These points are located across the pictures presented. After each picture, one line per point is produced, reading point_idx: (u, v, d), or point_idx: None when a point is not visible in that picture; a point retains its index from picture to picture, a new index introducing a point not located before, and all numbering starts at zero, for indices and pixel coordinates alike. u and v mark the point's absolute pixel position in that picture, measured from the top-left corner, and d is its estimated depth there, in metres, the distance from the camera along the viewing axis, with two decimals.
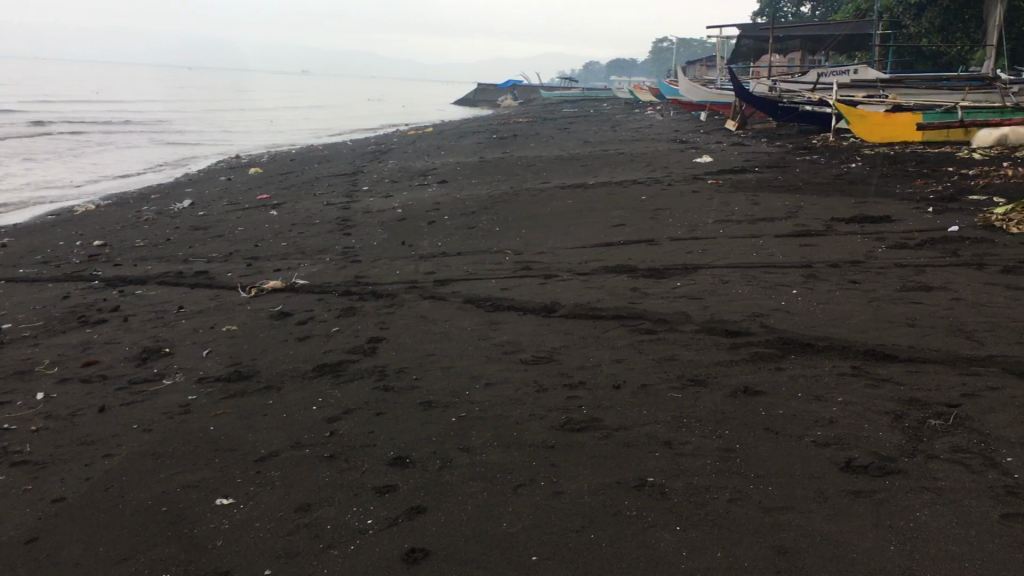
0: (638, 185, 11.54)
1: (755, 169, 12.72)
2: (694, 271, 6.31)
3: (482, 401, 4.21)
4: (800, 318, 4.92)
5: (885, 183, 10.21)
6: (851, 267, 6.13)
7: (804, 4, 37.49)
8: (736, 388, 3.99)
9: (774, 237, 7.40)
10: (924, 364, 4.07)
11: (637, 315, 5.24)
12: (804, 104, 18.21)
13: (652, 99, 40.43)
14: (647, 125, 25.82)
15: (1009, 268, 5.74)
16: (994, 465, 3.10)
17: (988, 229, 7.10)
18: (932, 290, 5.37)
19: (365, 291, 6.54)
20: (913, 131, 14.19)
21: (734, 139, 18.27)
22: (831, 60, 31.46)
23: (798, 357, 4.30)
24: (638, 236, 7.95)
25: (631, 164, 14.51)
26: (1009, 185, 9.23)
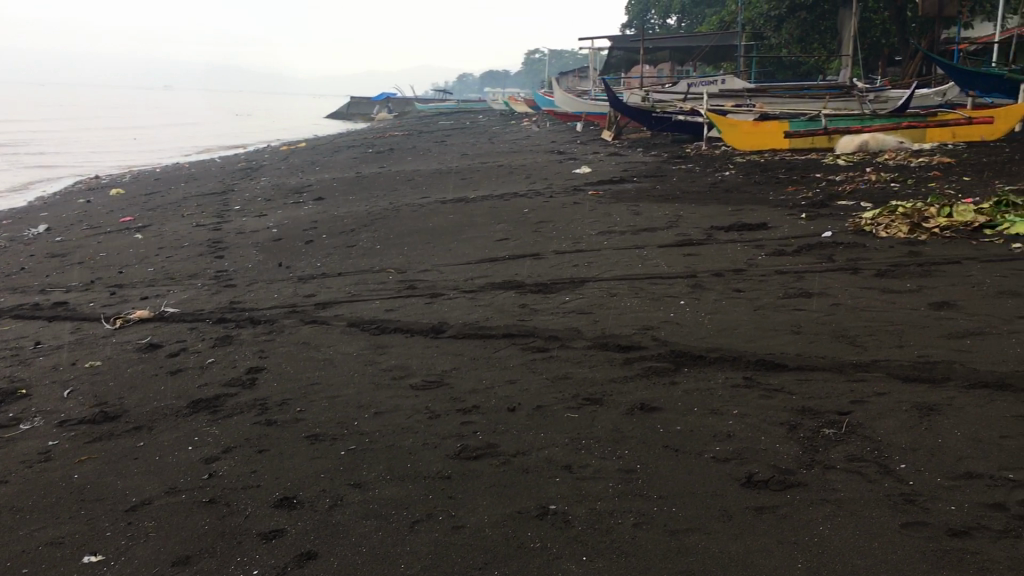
0: (518, 198, 11.52)
1: (632, 179, 12.89)
2: (582, 285, 6.27)
3: (372, 432, 4.01)
4: (689, 330, 4.91)
5: (758, 191, 10.48)
6: (733, 276, 6.20)
7: (670, 16, 38.53)
8: (632, 406, 3.92)
9: (657, 247, 7.46)
10: (813, 372, 4.09)
11: (528, 333, 5.14)
12: (676, 114, 18.64)
13: (527, 110, 40.77)
14: (522, 137, 25.97)
15: (882, 272, 5.92)
16: (890, 472, 3.09)
17: (859, 234, 7.34)
18: (813, 296, 5.46)
19: (242, 317, 6.24)
20: (780, 139, 14.80)
21: (610, 149, 18.56)
22: (698, 71, 32.42)
23: (691, 370, 4.27)
24: (522, 251, 7.89)
25: (510, 176, 14.52)
26: (873, 189, 9.61)
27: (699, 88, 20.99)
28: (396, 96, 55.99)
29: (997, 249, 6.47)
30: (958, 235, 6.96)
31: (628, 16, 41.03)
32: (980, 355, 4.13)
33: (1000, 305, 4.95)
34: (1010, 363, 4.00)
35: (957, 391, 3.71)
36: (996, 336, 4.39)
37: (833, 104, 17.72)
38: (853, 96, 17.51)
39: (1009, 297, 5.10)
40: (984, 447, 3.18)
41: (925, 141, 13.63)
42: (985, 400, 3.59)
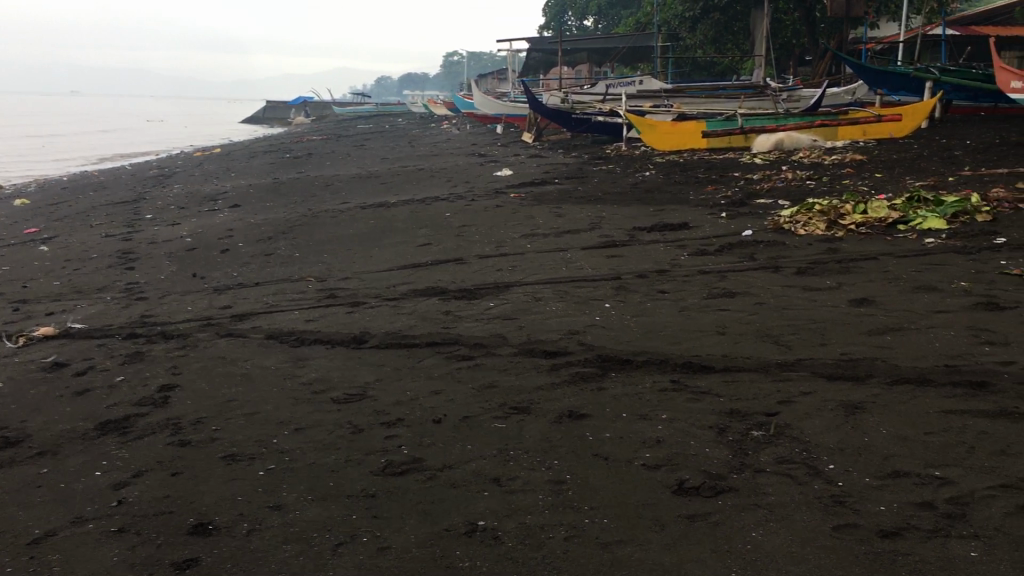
0: (440, 202, 11.39)
1: (554, 181, 12.88)
2: (506, 290, 6.18)
3: (292, 450, 3.85)
4: (615, 334, 4.87)
5: (679, 191, 10.55)
6: (658, 277, 6.20)
7: (587, 17, 38.77)
8: (560, 414, 3.85)
9: (581, 250, 7.42)
10: (740, 373, 4.08)
11: (452, 341, 5.03)
12: (595, 115, 18.75)
13: (447, 113, 40.61)
14: (443, 139, 25.81)
15: (803, 270, 5.99)
16: (819, 473, 3.06)
17: (778, 232, 7.42)
18: (737, 296, 5.48)
19: (154, 332, 5.99)
20: (698, 138, 14.96)
21: (531, 151, 18.58)
22: (616, 72, 32.74)
23: (618, 375, 4.22)
24: (445, 256, 7.77)
25: (431, 180, 14.37)
26: (790, 187, 9.78)
27: (617, 89, 21.13)
28: (313, 100, 55.19)
29: (911, 244, 6.61)
30: (874, 231, 7.09)
31: (546, 17, 41.17)
32: (901, 351, 4.17)
33: (916, 300, 5.03)
34: (929, 358, 4.04)
35: (880, 388, 3.73)
36: (914, 331, 4.44)
37: (748, 103, 18.05)
38: (767, 95, 17.84)
39: (925, 292, 5.19)
40: (910, 444, 3.19)
41: (838, 138, 13.97)
42: (908, 396, 3.61)
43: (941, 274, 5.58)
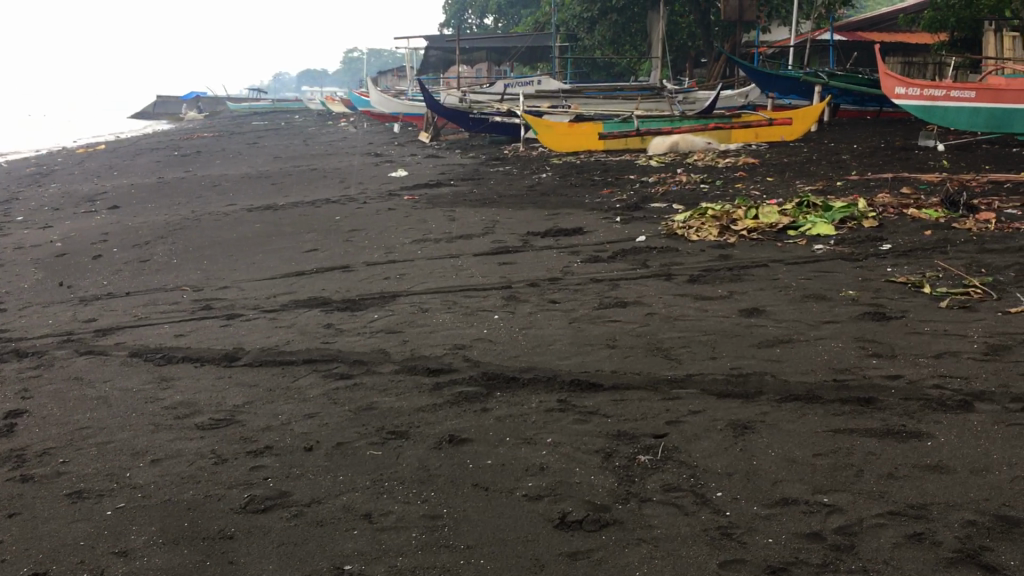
0: (330, 204, 11.03)
1: (449, 182, 12.66)
2: (392, 300, 5.93)
3: (146, 484, 3.52)
4: (502, 348, 4.68)
5: (574, 194, 10.45)
6: (549, 286, 6.04)
7: (487, 16, 38.61)
8: (440, 439, 3.62)
9: (472, 256, 7.21)
10: (628, 391, 3.92)
11: (331, 357, 4.75)
12: (494, 115, 18.60)
13: (344, 110, 39.88)
14: (340, 138, 25.29)
15: (695, 278, 5.92)
16: (707, 503, 2.91)
17: (672, 238, 7.35)
18: (628, 306, 5.36)
19: (7, 349, 5.51)
20: (595, 139, 14.94)
21: (429, 151, 18.33)
22: (515, 71, 32.68)
23: (504, 395, 4.01)
24: (331, 263, 7.46)
25: (323, 181, 13.97)
26: (684, 191, 9.79)
27: (516, 89, 21.02)
28: (206, 95, 53.59)
29: (801, 250, 6.62)
30: (765, 237, 7.10)
31: (446, 15, 40.85)
32: (791, 364, 4.08)
33: (806, 310, 4.99)
34: (818, 372, 3.96)
35: (770, 405, 3.62)
36: (804, 344, 4.37)
37: (645, 105, 18.19)
38: (663, 98, 17.98)
39: (814, 301, 5.16)
40: (798, 467, 3.07)
41: (731, 141, 14.17)
42: (796, 414, 3.51)
43: (829, 282, 5.57)
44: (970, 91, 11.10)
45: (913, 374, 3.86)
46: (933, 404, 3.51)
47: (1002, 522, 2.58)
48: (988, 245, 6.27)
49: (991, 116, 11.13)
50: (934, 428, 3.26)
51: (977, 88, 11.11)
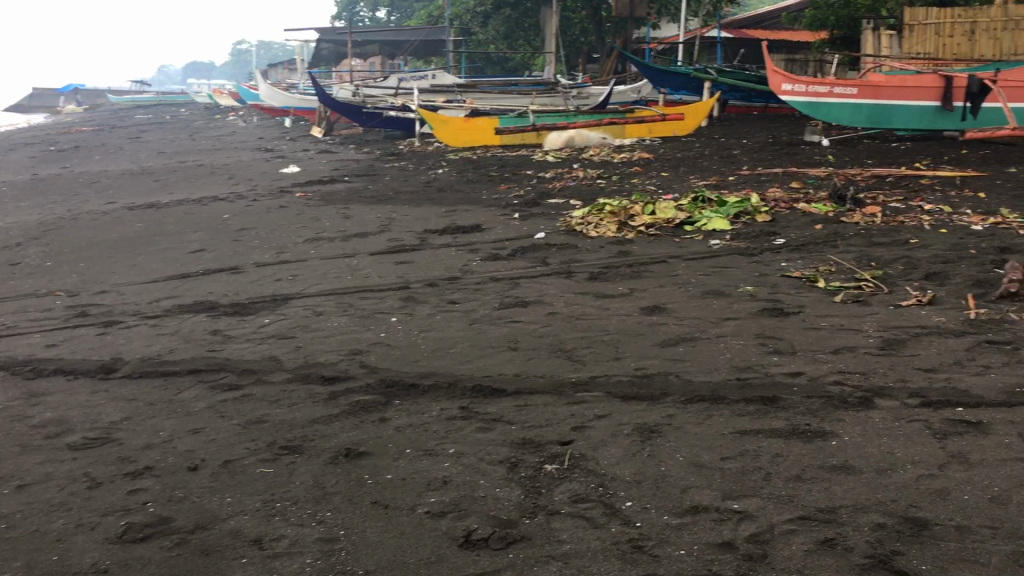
0: (218, 202, 10.61)
1: (343, 179, 12.35)
2: (284, 304, 5.67)
3: (10, 514, 3.21)
4: (401, 353, 4.50)
5: (472, 190, 10.32)
6: (447, 286, 5.88)
7: (379, 9, 38.11)
8: (337, 452, 3.43)
9: (368, 256, 7.00)
10: (532, 396, 3.81)
11: (218, 367, 4.49)
12: (388, 109, 18.30)
13: (234, 104, 38.76)
14: (228, 132, 24.53)
15: (595, 275, 5.86)
16: (616, 513, 2.81)
17: (570, 234, 7.29)
18: (528, 305, 5.24)
19: None
20: (491, 135, 14.85)
21: (322, 146, 17.92)
22: (409, 65, 32.33)
23: (403, 404, 3.83)
24: (219, 264, 7.13)
25: (210, 177, 13.45)
26: (581, 186, 9.77)
27: (410, 82, 20.76)
28: (86, 87, 51.40)
29: (698, 245, 6.64)
30: (662, 233, 7.10)
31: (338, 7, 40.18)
32: (694, 364, 4.04)
33: (706, 307, 4.97)
34: (722, 371, 3.93)
35: (674, 408, 3.56)
36: (706, 342, 4.34)
37: (540, 100, 18.21)
38: (558, 93, 18.03)
39: (714, 297, 5.14)
40: (706, 473, 3.00)
41: (625, 136, 14.27)
42: (702, 416, 3.46)
43: (727, 278, 5.58)
44: (853, 87, 11.42)
45: (813, 370, 3.85)
46: (834, 401, 3.49)
47: (910, 525, 2.56)
48: (877, 238, 6.40)
49: (871, 111, 11.52)
50: (838, 427, 3.24)
51: (859, 84, 11.42)
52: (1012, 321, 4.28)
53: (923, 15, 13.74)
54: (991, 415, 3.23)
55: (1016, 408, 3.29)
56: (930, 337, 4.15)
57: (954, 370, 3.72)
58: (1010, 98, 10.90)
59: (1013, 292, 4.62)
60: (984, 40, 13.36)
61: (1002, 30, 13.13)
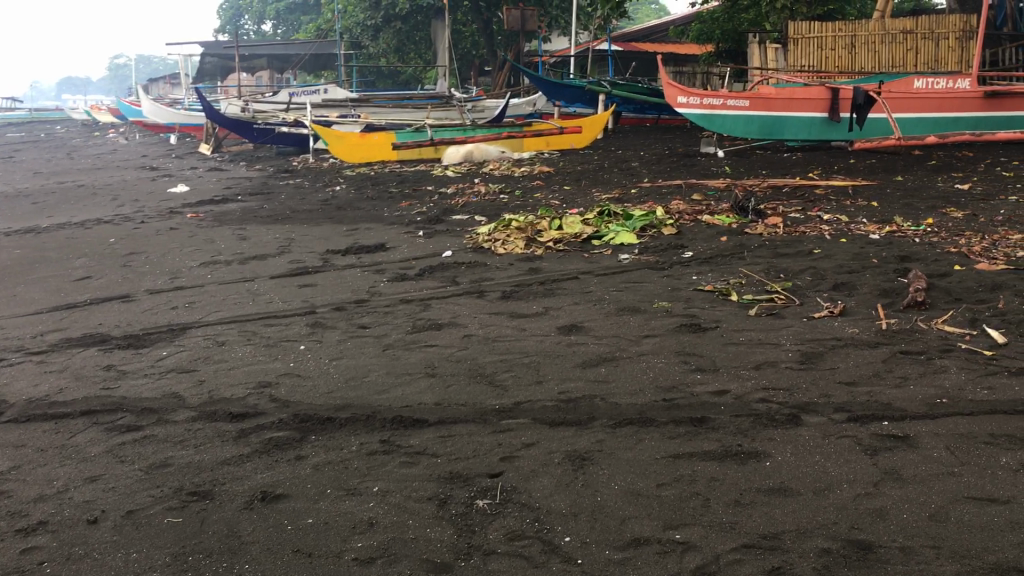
0: (101, 225, 10.08)
1: (235, 198, 11.93)
2: (182, 334, 5.38)
3: None
4: (312, 384, 4.29)
5: (372, 207, 10.10)
6: (356, 309, 5.68)
7: (265, 21, 37.41)
8: (251, 497, 3.21)
9: (268, 279, 6.73)
10: (455, 426, 3.66)
11: (113, 407, 4.17)
12: (280, 125, 17.86)
13: (113, 120, 37.32)
14: (109, 150, 23.52)
15: (507, 294, 5.77)
16: (555, 550, 2.70)
17: (478, 252, 7.17)
18: (442, 328, 5.10)
19: None
20: (388, 150, 14.62)
21: (212, 164, 17.36)
22: (298, 78, 31.78)
23: (319, 440, 3.63)
24: (107, 293, 6.74)
25: (93, 199, 12.81)
26: (484, 202, 9.67)
27: (300, 97, 20.31)
28: None
29: (607, 260, 6.61)
30: (571, 248, 7.05)
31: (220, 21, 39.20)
32: (618, 385, 3.96)
33: (623, 324, 4.91)
34: (647, 392, 3.86)
35: (604, 432, 3.47)
36: (627, 361, 4.28)
37: (435, 114, 18.08)
38: (453, 107, 17.94)
39: (630, 314, 5.10)
40: (643, 501, 2.92)
41: (524, 150, 14.26)
42: (633, 440, 3.38)
43: (640, 293, 5.56)
44: (744, 99, 11.66)
45: (738, 388, 3.81)
46: (763, 419, 3.46)
47: (856, 548, 2.53)
48: (781, 249, 6.50)
49: (762, 122, 11.76)
50: (770, 446, 3.20)
51: (750, 96, 11.68)
52: (922, 330, 4.37)
53: (807, 28, 13.96)
54: (917, 428, 3.25)
55: (940, 419, 3.32)
56: (847, 349, 4.19)
57: (874, 383, 3.75)
58: (894, 108, 11.28)
59: (920, 301, 4.72)
60: (863, 53, 13.92)
61: (880, 43, 13.77)
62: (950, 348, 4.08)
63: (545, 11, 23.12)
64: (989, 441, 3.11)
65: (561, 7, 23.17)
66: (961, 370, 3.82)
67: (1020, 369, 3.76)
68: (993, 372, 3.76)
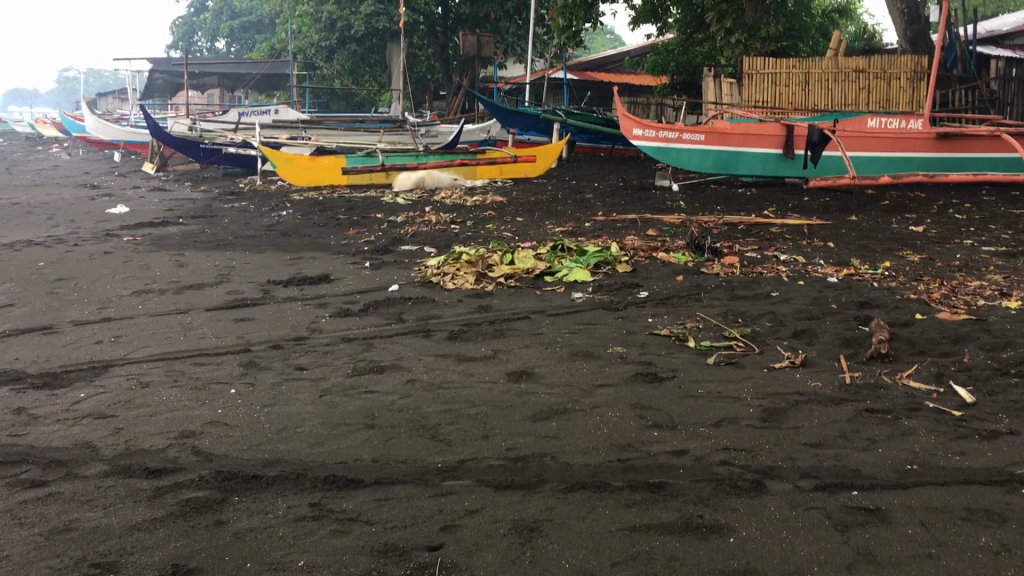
0: (31, 248, 9.61)
1: (177, 220, 11.53)
2: (103, 373, 5.01)
3: None
4: (239, 434, 3.95)
5: (318, 234, 9.79)
6: (294, 347, 5.36)
7: (218, 38, 36.99)
8: (160, 571, 2.87)
9: (203, 311, 6.38)
10: (393, 487, 3.36)
11: (16, 459, 3.79)
12: (228, 145, 17.42)
13: (57, 133, 36.48)
14: (49, 166, 22.82)
15: (455, 334, 5.50)
16: None
17: (426, 286, 6.89)
18: (385, 371, 4.81)
19: None
20: (338, 174, 14.29)
21: (155, 183, 16.84)
22: (249, 97, 31.32)
23: (242, 501, 3.30)
24: (29, 323, 6.32)
25: (26, 218, 12.30)
26: (435, 232, 9.41)
27: (250, 117, 19.90)
28: None
29: (560, 299, 6.38)
30: (522, 284, 6.81)
31: (173, 36, 38.54)
32: (571, 442, 3.70)
33: (576, 372, 4.66)
34: (600, 451, 3.60)
35: (554, 499, 3.19)
36: (580, 414, 4.02)
37: (388, 138, 17.80)
38: (406, 131, 17.69)
39: (583, 360, 4.86)
40: None
41: (477, 177, 14.01)
42: (586, 508, 3.10)
43: (594, 336, 5.32)
44: (700, 133, 11.56)
45: (697, 449, 3.57)
46: (724, 486, 3.21)
47: None
48: (738, 291, 6.32)
49: (718, 157, 11.67)
50: (733, 519, 2.96)
51: (706, 131, 11.58)
52: (888, 385, 4.19)
53: (762, 64, 14.05)
54: (889, 500, 3.04)
55: (913, 489, 3.12)
56: (810, 405, 3.98)
57: (840, 445, 3.54)
58: (849, 147, 11.28)
59: (884, 353, 4.55)
60: (817, 90, 14.02)
61: (833, 81, 13.88)
62: (917, 408, 3.90)
63: (500, 37, 23.03)
64: (966, 517, 2.90)
65: (518, 34, 23.04)
66: (931, 432, 3.63)
67: (991, 432, 3.59)
68: (963, 435, 3.58)
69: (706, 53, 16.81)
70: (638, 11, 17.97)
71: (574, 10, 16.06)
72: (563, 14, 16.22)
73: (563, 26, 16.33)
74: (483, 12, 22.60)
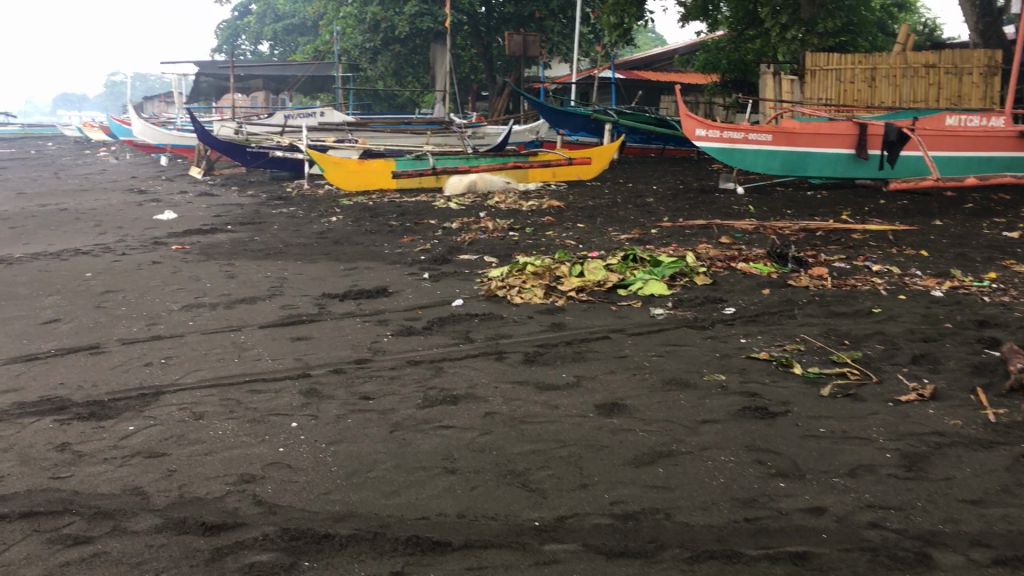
0: (79, 256, 9.32)
1: (225, 227, 11.22)
2: (153, 402, 4.61)
3: None
4: (304, 480, 3.52)
5: (372, 242, 9.38)
6: (356, 372, 4.93)
7: (262, 41, 36.96)
8: None
9: (257, 329, 5.98)
10: (486, 552, 2.89)
11: (60, 509, 3.39)
12: (275, 149, 17.10)
13: (105, 137, 36.63)
14: (97, 171, 22.73)
15: (531, 356, 5.04)
16: None
17: (492, 300, 6.45)
18: (458, 403, 4.34)
19: None
20: (387, 178, 13.86)
21: (202, 188, 16.60)
22: (293, 99, 31.17)
23: (314, 567, 2.86)
24: (76, 342, 5.96)
25: (74, 225, 12.06)
26: (493, 239, 8.97)
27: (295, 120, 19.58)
28: None
29: (639, 315, 5.88)
30: (595, 299, 6.32)
31: (218, 40, 38.55)
32: (684, 494, 3.22)
33: (672, 404, 4.17)
34: (721, 507, 3.11)
35: (679, 570, 2.71)
36: (688, 459, 3.53)
37: (435, 139, 17.44)
38: (453, 133, 17.27)
39: (679, 389, 4.36)
40: None
41: (529, 180, 13.52)
42: None
43: (684, 360, 4.83)
44: (768, 133, 10.80)
45: (837, 506, 3.06)
46: (882, 558, 2.70)
47: None
48: (835, 306, 5.79)
49: (786, 159, 10.92)
50: None
51: (773, 131, 10.85)
52: None
53: (825, 61, 13.29)
54: None
55: None
56: (957, 450, 3.45)
57: (1007, 504, 3.01)
58: (927, 146, 10.61)
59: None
60: (884, 87, 13.32)
61: (901, 77, 13.21)
62: None
63: (545, 37, 22.31)
64: None
65: (562, 33, 22.32)
66: None
67: None
68: None
69: (759, 50, 16.15)
70: (687, 8, 17.43)
71: (625, 7, 15.47)
72: (613, 11, 15.64)
73: (614, 24, 15.73)
74: (527, 11, 21.97)
